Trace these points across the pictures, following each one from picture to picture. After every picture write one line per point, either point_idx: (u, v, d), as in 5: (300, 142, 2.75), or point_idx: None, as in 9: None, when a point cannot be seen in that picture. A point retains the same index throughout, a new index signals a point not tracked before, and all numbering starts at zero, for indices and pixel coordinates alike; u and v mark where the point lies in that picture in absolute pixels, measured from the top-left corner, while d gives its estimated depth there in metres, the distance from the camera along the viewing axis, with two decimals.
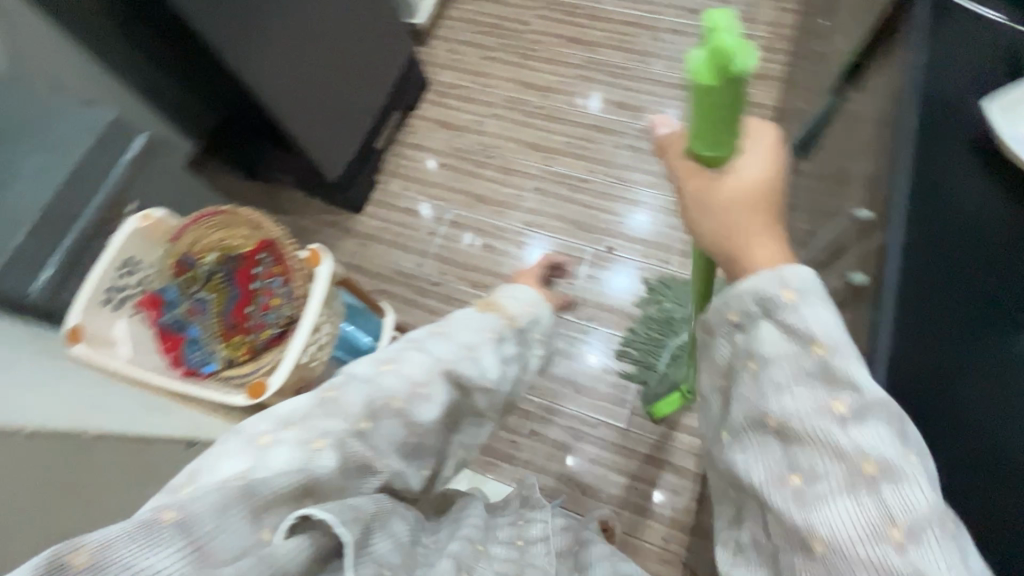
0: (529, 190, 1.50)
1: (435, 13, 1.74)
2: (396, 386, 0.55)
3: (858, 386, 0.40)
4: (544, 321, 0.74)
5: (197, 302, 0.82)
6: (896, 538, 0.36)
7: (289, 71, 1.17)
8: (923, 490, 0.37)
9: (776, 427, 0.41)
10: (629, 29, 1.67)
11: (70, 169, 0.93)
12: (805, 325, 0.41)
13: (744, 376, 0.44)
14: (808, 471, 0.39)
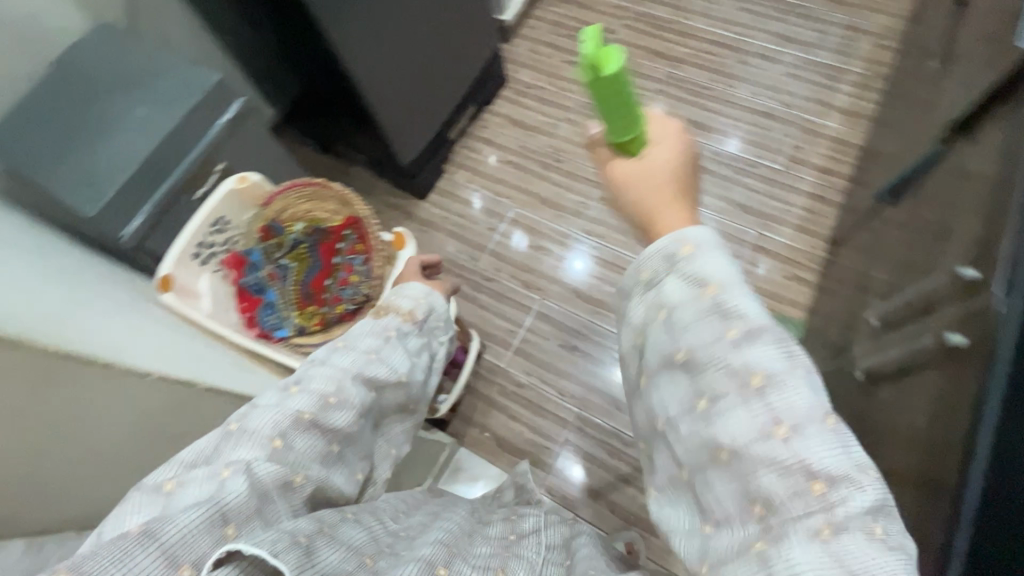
0: (594, 199, 1.49)
1: (523, 11, 1.74)
2: (307, 404, 0.52)
3: (743, 313, 0.45)
4: (439, 307, 0.69)
5: (278, 267, 0.84)
6: (782, 436, 0.42)
7: (382, 53, 1.19)
8: (802, 391, 0.43)
9: (683, 362, 0.46)
10: (716, 49, 1.64)
11: (172, 125, 0.97)
12: (695, 272, 0.46)
13: (656, 326, 0.48)
14: (711, 394, 0.45)
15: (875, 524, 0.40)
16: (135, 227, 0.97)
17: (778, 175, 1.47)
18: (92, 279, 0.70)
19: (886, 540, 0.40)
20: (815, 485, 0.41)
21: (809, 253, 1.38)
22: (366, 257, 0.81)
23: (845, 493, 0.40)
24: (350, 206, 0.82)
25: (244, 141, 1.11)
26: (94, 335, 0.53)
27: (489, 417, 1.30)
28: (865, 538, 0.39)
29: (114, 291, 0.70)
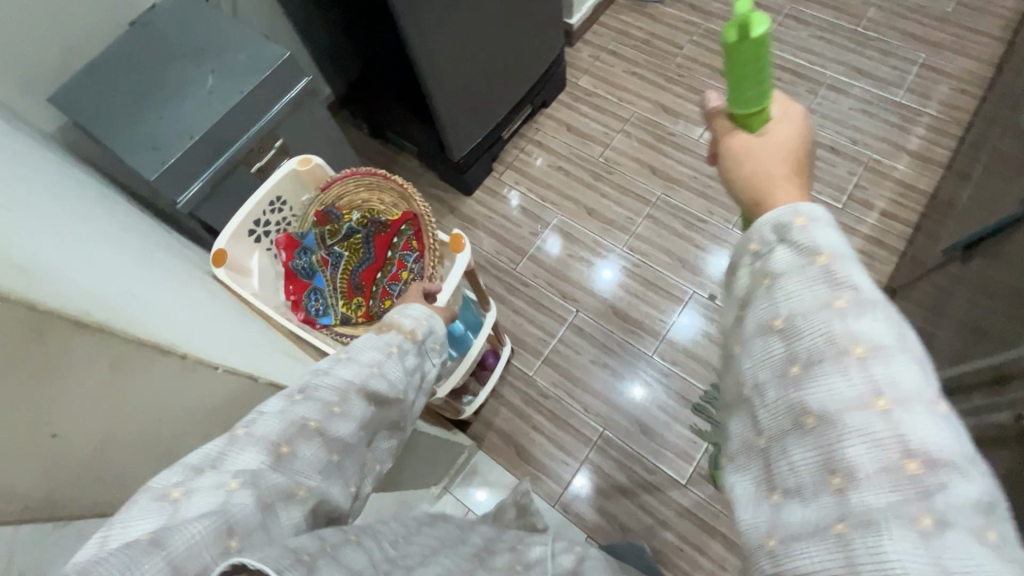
0: (642, 215, 1.46)
1: (590, 17, 1.72)
2: (311, 412, 0.50)
3: (853, 281, 0.39)
4: (437, 331, 0.67)
5: (330, 254, 0.81)
6: (882, 408, 0.35)
7: (450, 46, 1.17)
8: (911, 368, 0.36)
9: (781, 326, 0.39)
10: (785, 77, 1.59)
11: (238, 97, 0.97)
12: (808, 238, 0.40)
13: (757, 295, 0.42)
14: (805, 359, 0.38)
15: (988, 529, 0.32)
16: (193, 194, 0.98)
17: (837, 213, 1.41)
18: (153, 253, 0.66)
19: (1004, 549, 0.31)
20: (917, 465, 0.33)
21: None
22: (420, 254, 0.77)
23: (957, 484, 0.32)
24: (409, 201, 0.79)
25: (304, 120, 1.10)
26: (163, 322, 0.49)
27: (511, 425, 1.28)
28: (974, 538, 0.31)
29: (174, 265, 0.67)
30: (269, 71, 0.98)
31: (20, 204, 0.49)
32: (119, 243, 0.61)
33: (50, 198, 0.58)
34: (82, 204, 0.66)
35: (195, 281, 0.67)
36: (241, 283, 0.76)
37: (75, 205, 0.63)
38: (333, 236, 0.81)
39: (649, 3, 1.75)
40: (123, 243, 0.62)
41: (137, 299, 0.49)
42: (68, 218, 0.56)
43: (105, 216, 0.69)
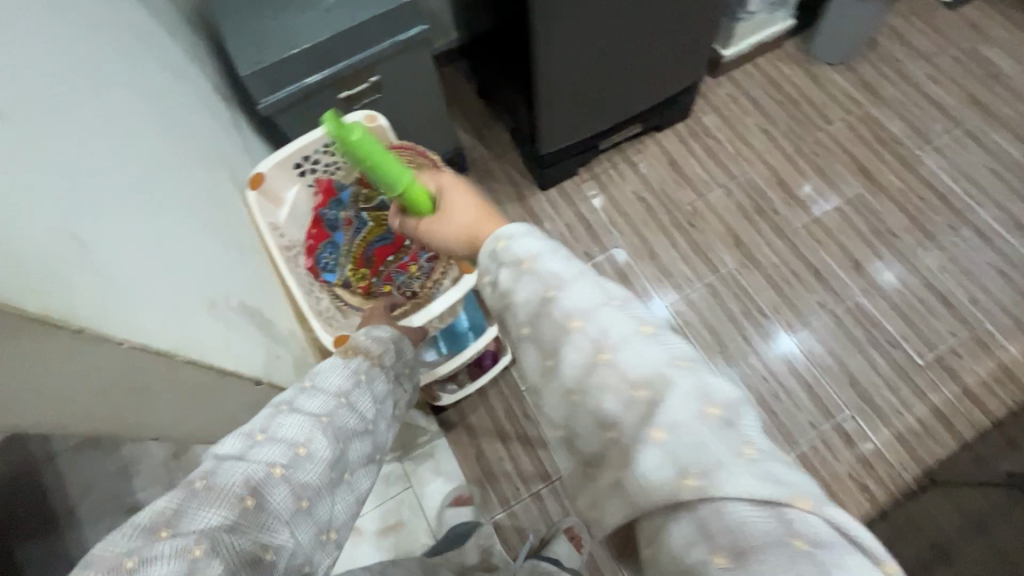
0: (703, 282, 1.36)
1: (747, 55, 1.57)
2: (278, 454, 0.51)
3: (558, 273, 0.50)
4: (409, 355, 0.76)
5: (356, 216, 0.94)
6: (603, 358, 0.46)
7: (580, 40, 1.10)
8: (613, 311, 0.48)
9: (529, 332, 0.51)
10: (930, 198, 1.40)
11: (350, 24, 0.96)
12: (518, 252, 0.52)
13: (513, 318, 0.53)
14: (555, 351, 0.49)
15: (711, 407, 0.43)
16: (275, 101, 0.99)
17: (914, 369, 1.24)
18: (167, 177, 0.62)
19: (728, 421, 0.43)
20: (641, 390, 0.45)
21: (893, 470, 1.16)
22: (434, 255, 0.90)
23: (672, 388, 0.44)
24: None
25: (407, 64, 1.09)
26: (107, 284, 0.44)
27: (482, 428, 1.27)
28: (702, 421, 0.42)
29: (184, 197, 0.64)
30: (390, 9, 0.97)
31: (61, 81, 0.49)
32: (136, 155, 0.57)
33: (111, 76, 0.59)
34: (149, 87, 0.68)
35: (195, 224, 0.65)
36: (267, 212, 0.87)
37: (137, 87, 0.64)
38: (368, 200, 0.94)
39: (818, 62, 1.59)
40: (150, 147, 0.61)
41: (92, 249, 0.44)
42: (105, 107, 0.55)
43: (155, 112, 0.66)
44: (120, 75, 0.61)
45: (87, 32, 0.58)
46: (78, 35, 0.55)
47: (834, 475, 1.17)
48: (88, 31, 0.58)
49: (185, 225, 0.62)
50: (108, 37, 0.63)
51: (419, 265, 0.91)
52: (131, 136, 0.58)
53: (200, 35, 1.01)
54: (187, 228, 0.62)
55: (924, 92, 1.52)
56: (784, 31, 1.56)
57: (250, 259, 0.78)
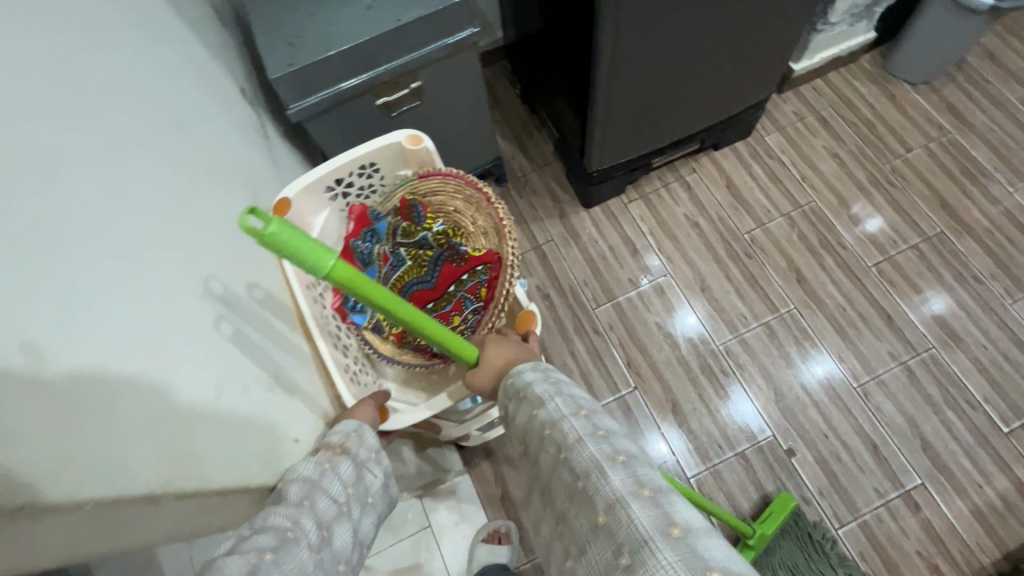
0: (759, 321, 1.24)
1: (818, 70, 1.43)
2: (268, 541, 0.48)
3: (539, 387, 0.58)
4: (370, 440, 0.65)
5: (394, 252, 0.88)
6: (563, 457, 0.51)
7: (646, 52, 0.98)
8: (576, 419, 0.53)
9: (525, 448, 0.59)
10: (1022, 242, 1.26)
11: (392, 26, 0.86)
12: (523, 379, 0.61)
13: (516, 436, 0.61)
14: (542, 461, 0.55)
15: (640, 488, 0.45)
16: (306, 107, 0.89)
17: (997, 436, 1.11)
18: (159, 220, 0.52)
19: (656, 498, 0.44)
20: (581, 481, 0.48)
21: (969, 550, 1.04)
22: (483, 305, 0.84)
23: (608, 476, 0.46)
24: (497, 240, 0.88)
25: (452, 69, 0.98)
26: (79, 411, 0.34)
27: (508, 468, 1.18)
28: (630, 500, 0.44)
29: (180, 242, 0.54)
30: (436, 11, 0.86)
31: (21, 122, 0.38)
32: (111, 201, 0.45)
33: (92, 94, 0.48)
34: (143, 103, 0.57)
35: (192, 280, 0.54)
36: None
37: (125, 106, 0.53)
38: (408, 235, 0.88)
39: (898, 81, 1.44)
40: (137, 183, 0.50)
41: (47, 359, 0.33)
42: (82, 144, 0.44)
43: (145, 135, 0.55)
44: (103, 92, 0.50)
45: (72, 42, 0.48)
46: (54, 47, 0.45)
47: (900, 552, 1.05)
48: (62, 37, 0.47)
49: (182, 280, 0.52)
50: (93, 43, 0.52)
51: (464, 317, 0.85)
52: (114, 176, 0.47)
53: (230, 31, 0.91)
54: (178, 287, 0.51)
55: (1020, 120, 1.37)
56: (863, 45, 1.42)
57: (263, 301, 0.69)
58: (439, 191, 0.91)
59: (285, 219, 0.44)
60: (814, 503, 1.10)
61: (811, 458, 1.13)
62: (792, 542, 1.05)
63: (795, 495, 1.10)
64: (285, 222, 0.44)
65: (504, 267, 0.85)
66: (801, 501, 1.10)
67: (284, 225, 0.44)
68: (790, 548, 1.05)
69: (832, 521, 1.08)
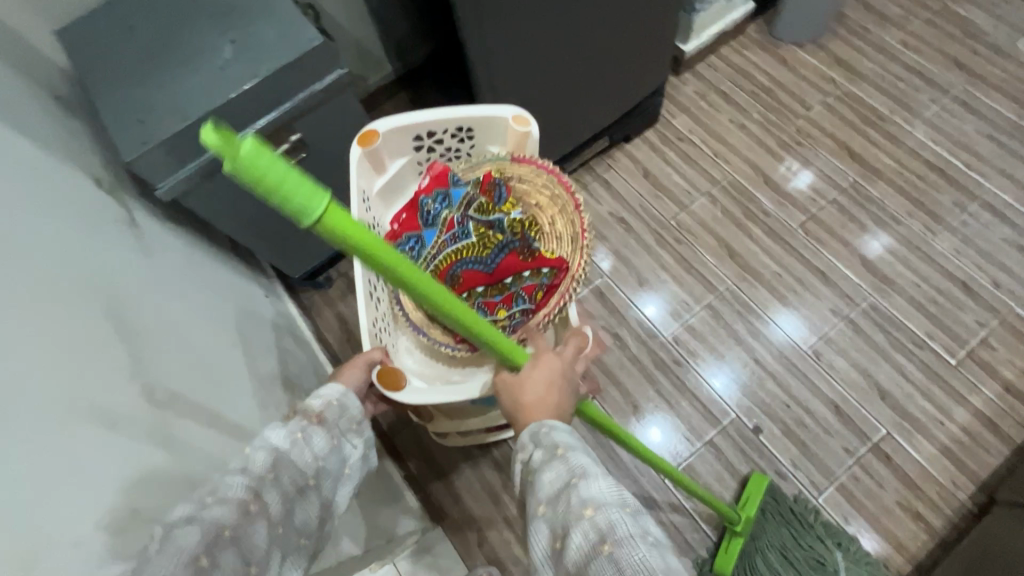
0: (701, 304, 1.22)
1: (708, 46, 1.44)
2: (227, 514, 0.45)
3: (580, 462, 0.54)
4: (353, 410, 0.60)
5: (462, 222, 0.82)
6: (607, 551, 0.48)
7: (525, 63, 0.97)
8: (624, 514, 0.50)
9: (541, 511, 0.54)
10: (929, 176, 1.29)
11: (247, 84, 0.80)
12: (556, 440, 0.56)
13: (534, 501, 0.55)
14: (569, 540, 0.50)
15: None
16: (175, 183, 0.83)
17: (947, 370, 1.12)
18: (89, 341, 0.56)
19: None
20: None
21: (945, 489, 1.04)
22: (532, 309, 0.80)
23: None
24: (571, 249, 0.83)
25: (333, 112, 0.93)
26: None
27: (483, 508, 1.13)
28: None
29: (114, 362, 0.58)
30: (294, 61, 0.81)
31: None
32: None
33: None
34: None
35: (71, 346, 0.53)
36: (362, 176, 0.82)
37: None
38: (483, 211, 0.83)
39: (785, 44, 1.47)
40: None
41: None
42: None
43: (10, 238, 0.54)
44: None
45: None
46: None
47: (882, 506, 1.04)
48: None
49: (94, 363, 0.55)
50: None
51: (509, 313, 0.80)
52: None
53: (78, 119, 0.84)
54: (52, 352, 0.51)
55: (904, 62, 1.41)
56: (745, 16, 1.44)
57: (208, 398, 0.73)
58: (528, 179, 0.86)
59: (260, 142, 0.30)
60: (790, 476, 1.08)
61: (777, 431, 1.11)
62: (776, 520, 1.03)
63: (770, 473, 1.08)
64: (261, 145, 0.30)
65: (568, 279, 0.81)
66: (776, 477, 1.08)
67: (258, 149, 0.29)
68: (774, 525, 1.03)
69: (811, 491, 1.07)
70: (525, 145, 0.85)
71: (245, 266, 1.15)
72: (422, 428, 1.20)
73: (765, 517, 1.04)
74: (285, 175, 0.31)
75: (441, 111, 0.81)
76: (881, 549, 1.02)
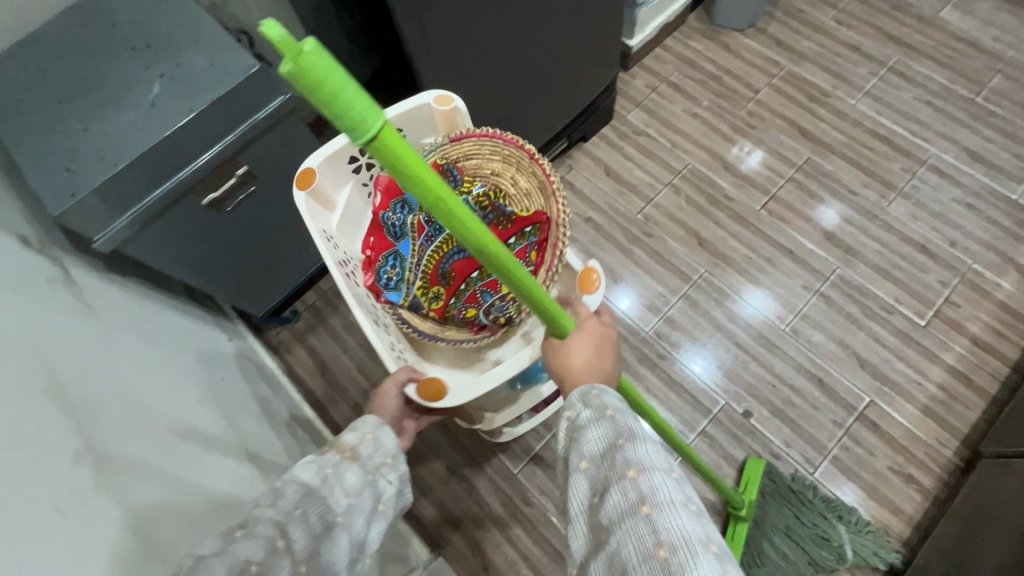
0: (677, 295, 1.22)
1: (653, 39, 1.45)
2: (257, 549, 0.44)
3: (629, 426, 0.52)
4: (385, 444, 0.60)
5: (429, 221, 0.75)
6: (645, 513, 0.46)
7: (474, 72, 0.94)
8: (669, 480, 0.48)
9: (581, 467, 0.52)
10: (877, 146, 1.33)
11: (181, 119, 0.75)
12: (603, 401, 0.55)
13: (576, 460, 0.53)
14: (606, 498, 0.49)
15: None
16: (113, 234, 0.77)
17: (919, 332, 1.15)
18: (22, 408, 0.50)
19: None
20: (665, 551, 0.43)
21: (932, 448, 1.07)
22: (534, 270, 0.74)
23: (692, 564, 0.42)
24: (543, 199, 0.76)
25: (278, 140, 0.89)
26: None
27: (483, 532, 1.10)
28: None
29: (54, 439, 0.51)
30: (232, 90, 0.77)
31: None
32: None
33: None
34: None
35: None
36: (317, 218, 0.74)
37: None
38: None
39: (726, 31, 1.50)
40: None
41: None
42: None
43: None
44: None
45: None
46: None
47: (875, 473, 1.06)
48: None
49: (27, 424, 0.49)
50: None
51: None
52: None
53: None
54: None
55: (840, 38, 1.46)
56: (685, 7, 1.46)
57: (155, 459, 0.64)
58: (474, 154, 0.78)
59: (319, 44, 0.27)
60: (784, 455, 1.09)
61: (767, 412, 1.12)
62: (777, 501, 1.04)
63: (765, 455, 1.09)
64: (320, 48, 0.27)
65: (554, 228, 0.73)
66: (772, 458, 1.08)
67: (316, 51, 0.27)
68: (776, 507, 1.04)
69: (806, 467, 1.07)
70: (456, 120, 0.81)
71: (202, 311, 1.08)
72: (411, 454, 1.16)
73: (766, 500, 1.04)
74: (342, 82, 0.28)
75: None
76: (880, 517, 1.03)
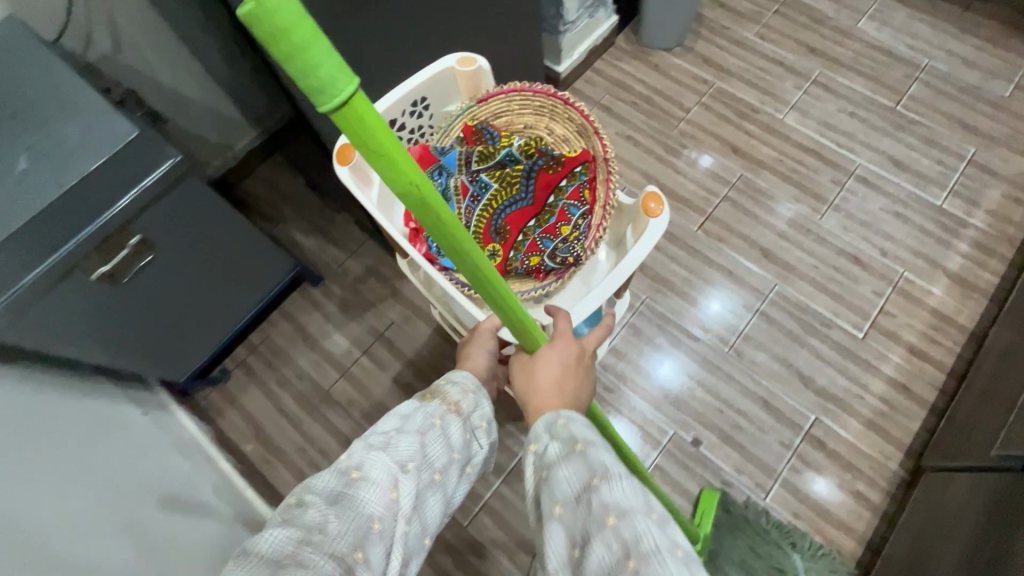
0: (621, 323, 1.20)
1: (582, 62, 1.44)
2: (376, 499, 0.46)
3: (602, 461, 0.48)
4: (484, 406, 0.58)
5: (473, 181, 0.78)
6: (632, 568, 0.41)
7: None
8: (651, 522, 0.43)
9: (556, 513, 0.47)
10: (807, 159, 1.34)
11: (59, 191, 0.68)
12: (572, 432, 0.51)
13: (548, 502, 0.49)
14: (586, 550, 0.44)
15: None
16: None
17: (858, 344, 1.16)
18: None
19: None
20: None
21: (878, 462, 1.07)
22: (590, 209, 0.75)
23: None
24: (582, 139, 0.77)
25: (181, 202, 0.86)
26: None
27: None
28: None
29: None
30: (114, 155, 0.71)
31: None
32: None
33: None
34: None
35: None
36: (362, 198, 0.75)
37: None
38: (486, 158, 0.77)
39: (654, 50, 1.50)
40: None
41: None
42: None
43: None
44: None
45: None
46: None
47: (825, 493, 1.05)
48: None
49: None
50: None
51: (573, 226, 0.76)
52: None
53: None
54: None
55: (765, 53, 1.48)
56: (612, 28, 1.46)
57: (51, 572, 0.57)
58: (503, 111, 0.78)
59: None
60: (735, 482, 1.07)
61: (716, 439, 1.10)
62: (731, 531, 1.03)
63: (717, 483, 1.07)
64: None
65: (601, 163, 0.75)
66: (723, 486, 1.07)
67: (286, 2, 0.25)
68: (729, 537, 1.03)
69: (757, 493, 1.06)
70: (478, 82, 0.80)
71: (116, 382, 1.00)
72: None
73: (719, 531, 1.03)
74: (310, 39, 0.27)
75: (392, 94, 0.76)
76: (832, 538, 1.02)
